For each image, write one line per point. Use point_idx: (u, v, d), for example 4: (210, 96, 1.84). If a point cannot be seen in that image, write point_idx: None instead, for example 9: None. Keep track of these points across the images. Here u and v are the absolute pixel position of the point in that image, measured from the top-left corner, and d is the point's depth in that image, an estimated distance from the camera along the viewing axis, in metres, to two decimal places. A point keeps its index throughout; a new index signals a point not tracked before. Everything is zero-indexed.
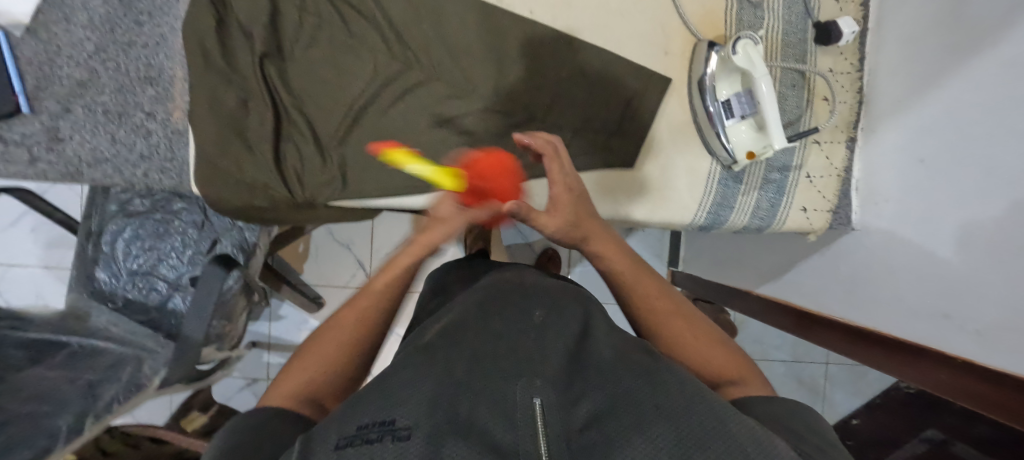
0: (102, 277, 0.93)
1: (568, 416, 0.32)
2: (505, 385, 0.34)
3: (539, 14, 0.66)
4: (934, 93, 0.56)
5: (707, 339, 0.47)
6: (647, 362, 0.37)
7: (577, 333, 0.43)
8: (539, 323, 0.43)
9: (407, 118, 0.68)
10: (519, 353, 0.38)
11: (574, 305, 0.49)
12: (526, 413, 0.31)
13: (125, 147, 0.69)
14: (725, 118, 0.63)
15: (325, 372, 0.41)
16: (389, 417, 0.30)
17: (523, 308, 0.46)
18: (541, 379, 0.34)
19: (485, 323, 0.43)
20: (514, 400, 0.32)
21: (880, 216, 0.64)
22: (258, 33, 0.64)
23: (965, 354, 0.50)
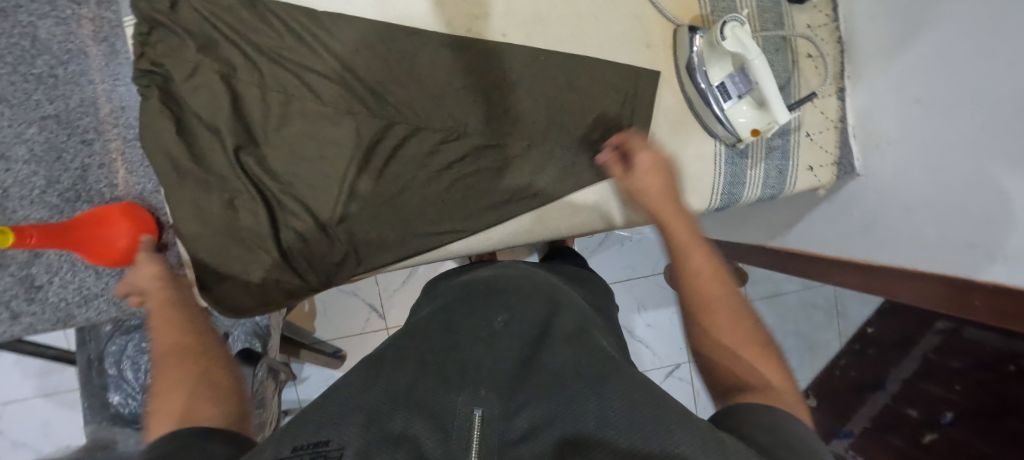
0: (117, 401, 0.89)
1: (506, 427, 0.32)
2: (445, 394, 0.34)
3: (512, 37, 0.64)
4: (918, 33, 0.56)
5: (742, 336, 0.42)
6: (602, 361, 0.38)
7: (532, 338, 0.44)
8: (497, 329, 0.45)
9: (404, 175, 0.65)
10: (466, 367, 0.39)
11: (534, 305, 0.50)
12: (463, 424, 0.31)
13: (112, 277, 0.64)
14: (723, 101, 0.62)
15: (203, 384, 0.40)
16: (325, 438, 0.30)
17: (485, 315, 0.48)
18: (485, 389, 0.35)
19: (455, 337, 0.44)
20: (452, 410, 0.32)
21: (884, 157, 0.66)
22: (226, 127, 0.60)
23: (994, 279, 0.53)
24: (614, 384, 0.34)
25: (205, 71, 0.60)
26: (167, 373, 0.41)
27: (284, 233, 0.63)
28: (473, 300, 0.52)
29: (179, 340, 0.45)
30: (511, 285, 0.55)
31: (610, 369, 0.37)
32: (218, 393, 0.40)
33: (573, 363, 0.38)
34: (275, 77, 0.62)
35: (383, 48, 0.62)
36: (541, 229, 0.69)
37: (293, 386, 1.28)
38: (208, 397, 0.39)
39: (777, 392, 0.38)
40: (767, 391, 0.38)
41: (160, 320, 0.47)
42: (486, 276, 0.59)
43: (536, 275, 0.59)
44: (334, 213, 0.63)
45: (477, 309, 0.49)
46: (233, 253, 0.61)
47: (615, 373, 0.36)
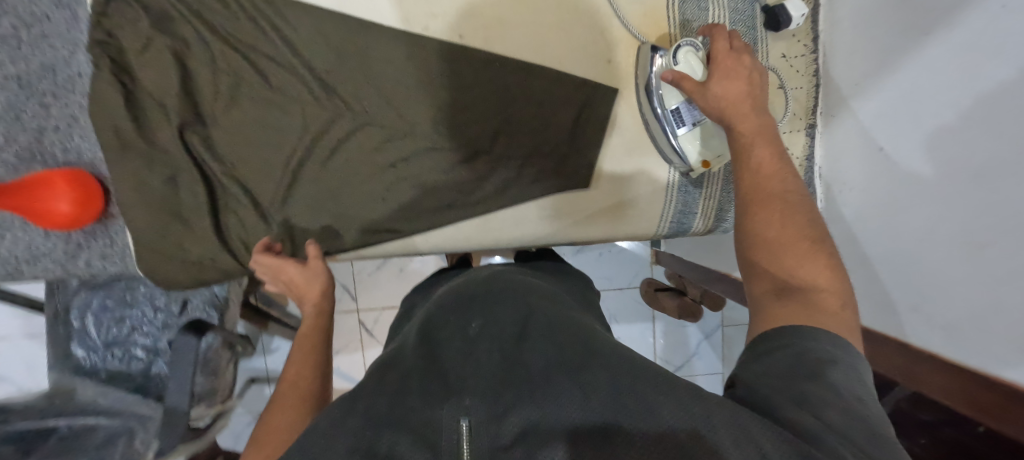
0: (80, 354, 0.93)
1: (497, 433, 0.28)
2: (427, 409, 0.30)
3: (470, 39, 0.62)
4: (888, 76, 0.53)
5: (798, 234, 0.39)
6: (580, 353, 0.34)
7: (515, 332, 0.39)
8: (473, 336, 0.40)
9: (348, 168, 0.64)
10: (450, 375, 0.34)
11: (511, 302, 0.45)
12: (454, 438, 0.27)
13: (60, 239, 0.65)
14: (676, 127, 0.60)
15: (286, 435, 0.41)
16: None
17: (459, 321, 0.42)
18: (470, 395, 0.30)
19: (429, 347, 0.39)
20: (437, 423, 0.29)
21: (847, 203, 0.62)
22: (174, 104, 0.60)
23: (935, 347, 0.51)
24: (602, 380, 0.30)
25: (158, 46, 0.59)
26: (276, 411, 0.43)
27: (226, 214, 0.64)
28: (447, 307, 0.46)
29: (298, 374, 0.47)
30: (492, 289, 0.49)
31: (593, 360, 0.33)
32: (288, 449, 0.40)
33: (551, 359, 0.34)
34: (227, 57, 0.61)
35: (338, 38, 0.61)
36: (482, 237, 0.67)
37: (262, 355, 1.29)
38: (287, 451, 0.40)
39: (824, 298, 0.35)
40: (809, 297, 0.35)
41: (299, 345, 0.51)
42: (461, 284, 0.53)
43: (507, 277, 0.54)
44: (275, 200, 0.64)
45: (452, 318, 0.44)
46: (171, 230, 0.62)
47: (597, 362, 0.32)
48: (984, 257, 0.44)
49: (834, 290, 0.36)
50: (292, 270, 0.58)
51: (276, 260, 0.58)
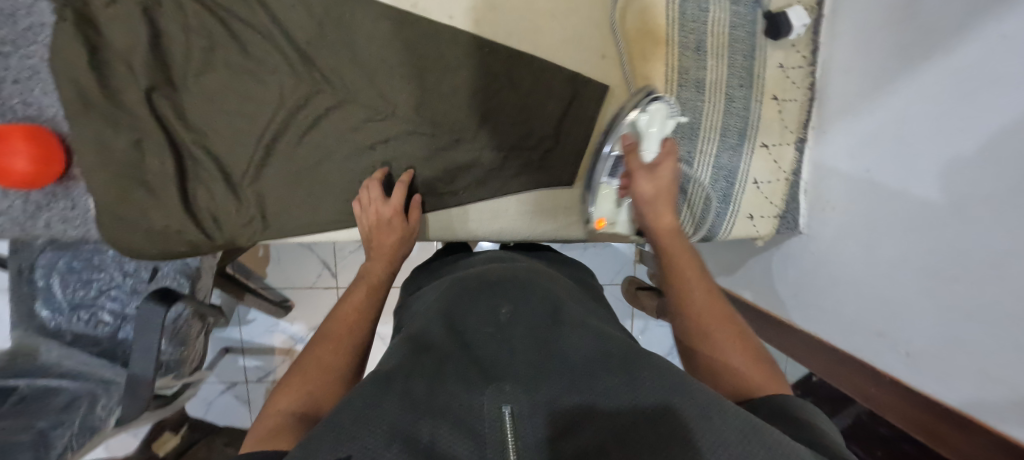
0: (45, 314, 0.90)
1: (540, 422, 0.28)
2: (467, 394, 0.30)
3: (459, 20, 0.60)
4: (883, 97, 0.52)
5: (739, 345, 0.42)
6: (613, 349, 0.35)
7: (544, 322, 0.40)
8: (503, 323, 0.41)
9: (325, 148, 0.62)
10: (489, 368, 0.35)
11: (537, 289, 0.47)
12: (495, 425, 0.27)
13: (18, 198, 0.62)
14: (602, 177, 0.62)
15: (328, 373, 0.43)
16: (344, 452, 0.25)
17: (486, 307, 0.43)
18: (509, 384, 0.31)
19: (459, 332, 0.40)
20: (481, 411, 0.29)
21: (826, 222, 0.61)
22: (142, 65, 0.57)
23: (898, 374, 0.52)
24: (646, 372, 0.31)
25: (126, 1, 0.56)
26: (325, 348, 0.46)
27: (196, 185, 0.62)
28: (470, 292, 0.47)
29: (349, 317, 0.50)
30: (520, 277, 0.50)
31: (630, 357, 0.33)
32: (326, 383, 0.42)
33: (590, 352, 0.34)
34: (200, 19, 0.58)
35: (320, 9, 0.58)
36: (458, 229, 0.66)
37: (237, 325, 1.27)
38: (327, 387, 0.42)
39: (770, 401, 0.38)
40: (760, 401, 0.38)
41: (356, 291, 0.54)
42: (482, 271, 0.53)
43: (536, 268, 0.55)
44: (246, 174, 0.62)
45: (479, 303, 0.45)
46: (135, 197, 0.60)
47: (641, 359, 0.33)
48: (956, 288, 0.44)
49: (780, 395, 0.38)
50: (392, 220, 0.59)
51: (393, 202, 0.59)
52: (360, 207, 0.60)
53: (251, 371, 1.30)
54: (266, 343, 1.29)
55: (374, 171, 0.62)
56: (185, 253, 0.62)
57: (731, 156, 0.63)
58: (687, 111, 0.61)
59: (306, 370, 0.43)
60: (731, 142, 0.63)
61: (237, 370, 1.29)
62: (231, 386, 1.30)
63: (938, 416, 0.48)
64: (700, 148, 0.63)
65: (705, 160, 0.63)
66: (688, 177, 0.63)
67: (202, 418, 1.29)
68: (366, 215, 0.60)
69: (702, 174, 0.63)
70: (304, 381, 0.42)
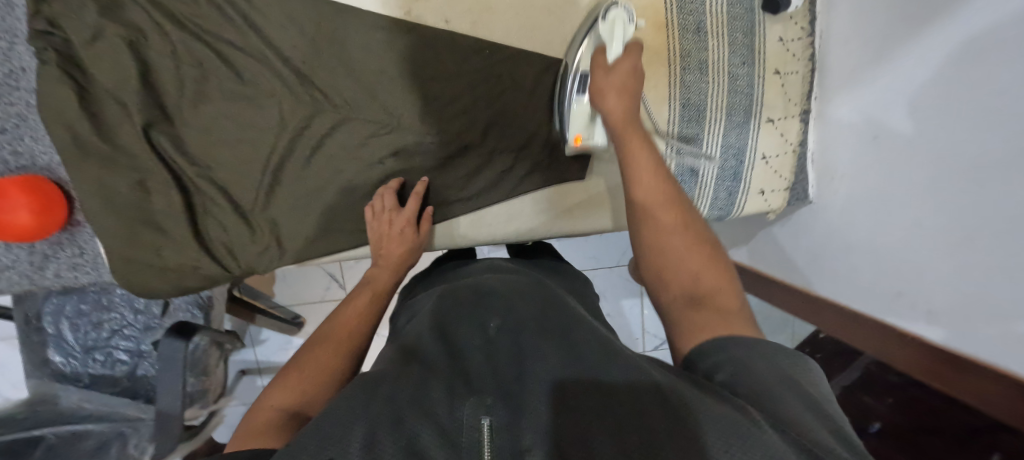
0: (58, 360, 0.89)
1: (517, 434, 0.28)
2: (450, 402, 0.30)
3: (456, 23, 0.58)
4: (886, 64, 0.52)
5: (694, 252, 0.40)
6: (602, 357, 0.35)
7: (536, 327, 0.42)
8: (492, 336, 0.42)
9: (333, 167, 0.61)
10: (483, 381, 0.34)
11: (529, 300, 0.48)
12: (473, 435, 0.27)
13: (23, 250, 0.61)
14: (575, 92, 0.58)
15: (324, 376, 0.41)
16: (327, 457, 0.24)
17: (477, 321, 0.44)
18: (492, 398, 0.31)
19: (446, 339, 0.42)
20: (459, 423, 0.29)
21: (835, 191, 0.62)
22: (135, 101, 0.55)
23: (916, 330, 0.54)
24: (626, 378, 0.32)
25: (110, 37, 0.54)
26: (321, 348, 0.44)
27: (204, 218, 0.61)
28: (461, 303, 0.49)
29: (349, 320, 0.49)
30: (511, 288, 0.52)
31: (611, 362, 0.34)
32: (321, 386, 0.40)
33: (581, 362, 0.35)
34: (189, 48, 0.56)
35: (311, 25, 0.56)
36: (476, 235, 0.66)
37: (251, 346, 1.27)
38: (324, 391, 0.40)
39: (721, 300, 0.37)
40: (710, 304, 0.36)
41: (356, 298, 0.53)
42: (472, 281, 0.55)
43: (519, 278, 0.56)
44: (256, 202, 0.61)
45: (473, 314, 0.46)
46: (144, 237, 0.59)
47: (619, 366, 0.33)
48: (973, 249, 0.45)
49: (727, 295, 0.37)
50: (404, 230, 0.59)
51: (405, 212, 0.59)
52: (372, 215, 0.61)
53: None
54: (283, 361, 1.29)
55: (390, 180, 0.62)
56: (202, 287, 0.62)
57: (738, 133, 0.64)
58: (691, 95, 0.62)
59: (303, 369, 0.41)
60: (737, 120, 0.63)
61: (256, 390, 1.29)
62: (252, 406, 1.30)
63: (953, 364, 0.51)
64: (708, 130, 0.63)
65: (714, 140, 0.63)
66: (697, 160, 0.64)
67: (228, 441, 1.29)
68: (378, 223, 0.60)
69: (712, 153, 0.64)
70: (299, 380, 0.40)
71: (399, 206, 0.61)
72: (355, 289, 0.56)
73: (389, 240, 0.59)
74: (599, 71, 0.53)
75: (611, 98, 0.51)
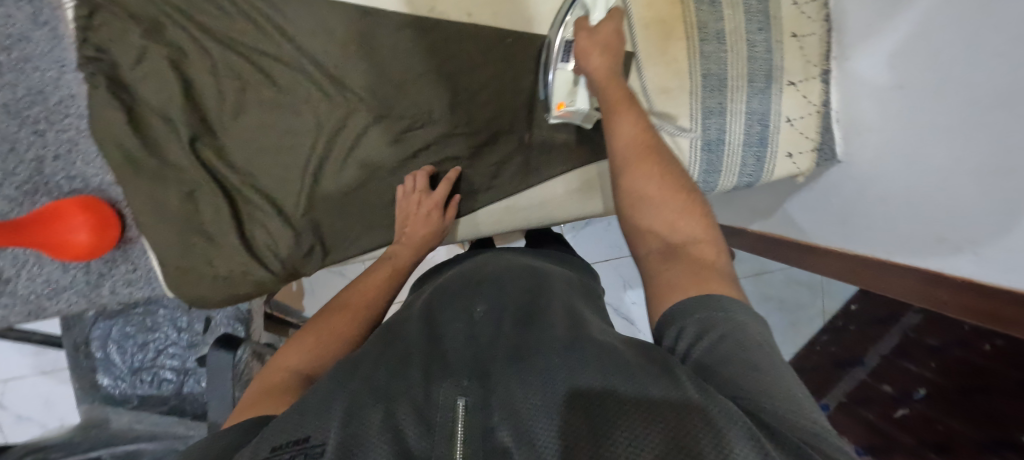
0: (107, 382, 0.91)
1: (489, 411, 0.32)
2: (425, 386, 0.35)
3: (478, 15, 0.61)
4: (905, 13, 0.53)
5: (672, 192, 0.44)
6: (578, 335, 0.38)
7: (518, 315, 0.45)
8: (476, 320, 0.46)
9: (369, 166, 0.64)
10: (475, 362, 0.38)
11: (517, 288, 0.52)
12: (447, 414, 0.31)
13: (80, 270, 0.64)
14: (559, 60, 0.59)
15: (336, 343, 0.48)
16: (304, 435, 0.30)
17: (463, 309, 0.48)
18: (467, 378, 0.35)
19: (433, 334, 0.44)
20: (433, 400, 0.33)
21: (865, 145, 0.63)
22: (180, 117, 0.58)
23: (964, 273, 0.53)
24: (589, 351, 0.34)
25: (154, 57, 0.57)
26: (337, 317, 0.52)
27: (251, 224, 0.63)
28: (456, 295, 0.52)
29: (367, 292, 0.56)
30: (507, 275, 0.55)
31: (577, 340, 0.37)
32: (332, 347, 0.47)
33: (556, 341, 0.37)
34: (228, 63, 0.59)
35: (341, 31, 0.59)
36: (512, 219, 0.69)
37: None
38: (335, 353, 0.47)
39: (700, 249, 0.40)
40: (691, 252, 0.40)
41: (376, 272, 0.58)
42: (470, 270, 0.59)
43: (511, 260, 0.60)
44: (298, 205, 0.63)
45: (456, 305, 0.50)
46: (196, 246, 0.61)
47: (589, 343, 0.36)
48: (1008, 183, 0.45)
49: (709, 240, 0.41)
50: (430, 212, 0.62)
51: (435, 196, 0.62)
52: (403, 194, 0.64)
53: None
54: None
55: (423, 165, 0.65)
56: (252, 292, 0.63)
57: (761, 98, 0.65)
58: (711, 64, 0.63)
59: (318, 332, 0.49)
60: (759, 86, 0.64)
61: None
62: None
63: (998, 297, 0.50)
64: (732, 97, 0.64)
65: (738, 107, 0.64)
66: (722, 129, 0.65)
67: None
68: (409, 201, 0.63)
69: (738, 119, 0.65)
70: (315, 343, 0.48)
71: (429, 188, 0.64)
72: (378, 264, 0.61)
73: (415, 219, 0.62)
74: (584, 34, 0.55)
75: (594, 56, 0.53)
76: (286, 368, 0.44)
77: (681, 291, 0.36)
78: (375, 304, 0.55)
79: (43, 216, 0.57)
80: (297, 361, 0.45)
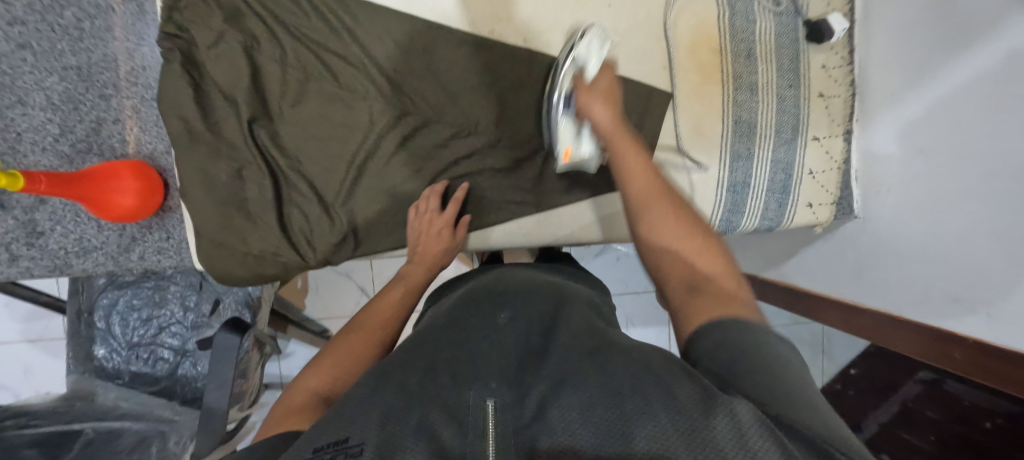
0: (102, 354, 0.90)
1: (520, 413, 0.32)
2: (455, 388, 0.36)
3: (533, 42, 0.66)
4: (928, 84, 0.58)
5: (688, 235, 0.46)
6: (598, 344, 0.39)
7: (540, 328, 0.46)
8: (502, 325, 0.47)
9: (411, 167, 0.67)
10: (503, 364, 0.39)
11: (540, 301, 0.52)
12: (478, 415, 0.32)
13: (113, 232, 0.65)
14: (562, 110, 0.62)
15: (354, 362, 0.48)
16: (344, 436, 0.30)
17: (487, 315, 0.49)
18: (496, 381, 0.36)
19: (459, 339, 0.45)
20: (464, 402, 0.34)
21: (883, 202, 0.67)
22: (243, 98, 0.61)
23: (975, 334, 0.55)
24: (612, 361, 0.35)
25: (229, 41, 0.60)
26: (355, 337, 0.52)
27: (289, 208, 0.65)
28: (479, 304, 0.53)
29: (383, 311, 0.56)
30: (527, 290, 0.55)
31: (600, 352, 0.37)
32: (351, 367, 0.47)
33: (575, 352, 0.38)
34: (297, 55, 0.63)
35: (407, 40, 0.63)
36: (540, 234, 0.72)
37: (277, 360, 1.21)
38: (354, 373, 0.47)
39: (721, 286, 0.41)
40: (711, 289, 0.41)
41: (391, 293, 0.60)
42: (490, 283, 0.59)
43: (523, 275, 0.61)
44: (338, 195, 0.65)
45: (482, 312, 0.50)
46: (234, 223, 0.62)
47: (612, 351, 0.37)
48: None
49: (727, 276, 0.42)
50: (441, 231, 0.66)
51: (447, 214, 0.66)
52: (414, 214, 0.67)
53: None
54: None
55: (437, 183, 0.67)
56: (278, 274, 0.65)
57: (787, 148, 0.69)
58: (743, 112, 0.67)
59: (337, 352, 0.49)
60: (785, 137, 0.68)
61: None
62: None
63: (1007, 361, 0.52)
64: (758, 145, 0.68)
65: (764, 155, 0.68)
66: (748, 173, 0.69)
67: None
68: (419, 223, 0.66)
69: (763, 165, 0.68)
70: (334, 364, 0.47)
71: (440, 208, 0.67)
72: (391, 282, 0.63)
73: (428, 239, 0.65)
74: (581, 88, 0.59)
75: (596, 106, 0.57)
76: (307, 390, 0.43)
77: (708, 317, 0.38)
78: (391, 323, 0.55)
79: (93, 175, 0.58)
80: (319, 383, 0.45)
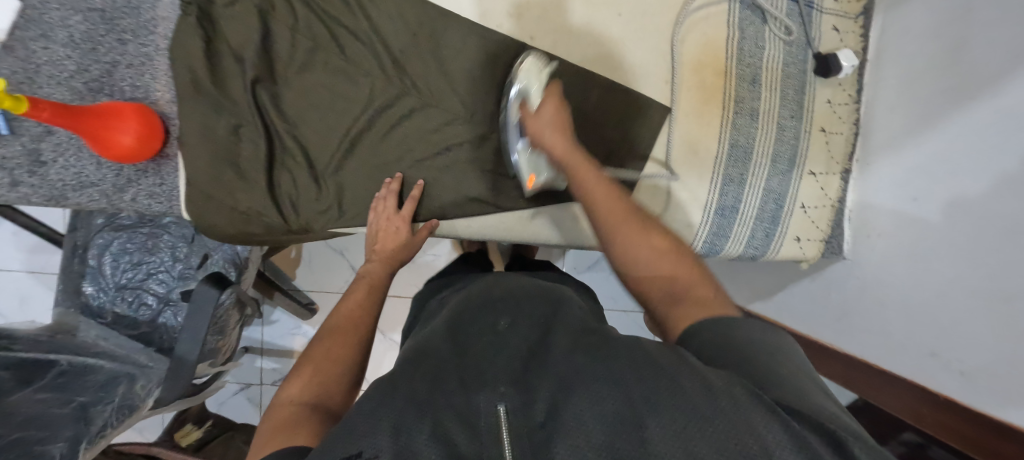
0: (90, 291, 0.92)
1: (531, 414, 0.31)
2: (467, 394, 0.34)
3: (540, 40, 0.66)
4: (929, 132, 0.56)
5: (659, 240, 0.46)
6: (595, 339, 0.38)
7: (541, 329, 0.45)
8: (501, 332, 0.45)
9: (405, 147, 0.68)
10: (504, 365, 0.39)
11: (526, 304, 0.51)
12: (490, 421, 0.31)
13: (111, 172, 0.67)
14: (516, 140, 0.63)
15: (332, 365, 0.45)
16: (355, 450, 0.27)
17: (486, 320, 0.48)
18: (504, 385, 0.35)
19: (458, 341, 0.44)
20: (478, 408, 0.32)
21: (872, 247, 0.65)
22: (250, 58, 0.63)
23: (952, 392, 0.54)
24: (609, 355, 0.34)
25: (246, 2, 0.62)
26: (329, 341, 0.48)
27: (280, 172, 0.66)
28: (476, 305, 0.52)
29: (352, 311, 0.54)
30: (515, 293, 0.53)
31: (604, 346, 0.36)
32: (330, 373, 0.44)
33: (572, 349, 0.37)
34: (309, 24, 0.64)
35: (417, 23, 0.64)
36: (521, 231, 0.71)
37: (259, 325, 1.22)
38: (335, 381, 0.44)
39: (699, 291, 0.41)
40: (688, 296, 0.40)
41: (357, 292, 0.58)
42: (485, 284, 0.57)
43: (509, 279, 0.59)
44: (329, 165, 0.67)
45: (480, 316, 0.49)
46: (226, 178, 0.64)
47: (614, 344, 0.36)
48: (1009, 313, 0.47)
49: (700, 280, 0.42)
50: (400, 227, 0.66)
51: (405, 213, 0.66)
52: (373, 211, 0.67)
53: (266, 374, 1.24)
54: (287, 345, 1.24)
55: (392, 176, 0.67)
56: (261, 234, 0.66)
57: (782, 179, 0.68)
58: (741, 137, 0.67)
59: (315, 359, 0.46)
60: (782, 168, 0.68)
61: (253, 372, 1.22)
62: (244, 388, 1.23)
63: (993, 430, 0.50)
64: (753, 172, 0.67)
65: (757, 183, 0.67)
66: (739, 198, 0.68)
67: (217, 413, 1.22)
68: (377, 221, 0.66)
69: (755, 192, 0.68)
70: (312, 370, 0.44)
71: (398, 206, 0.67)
72: (351, 285, 0.61)
73: (387, 235, 0.65)
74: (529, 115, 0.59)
75: (548, 132, 0.56)
76: (289, 402, 0.39)
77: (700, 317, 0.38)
78: (361, 323, 0.53)
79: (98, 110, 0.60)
80: (299, 393, 0.41)
